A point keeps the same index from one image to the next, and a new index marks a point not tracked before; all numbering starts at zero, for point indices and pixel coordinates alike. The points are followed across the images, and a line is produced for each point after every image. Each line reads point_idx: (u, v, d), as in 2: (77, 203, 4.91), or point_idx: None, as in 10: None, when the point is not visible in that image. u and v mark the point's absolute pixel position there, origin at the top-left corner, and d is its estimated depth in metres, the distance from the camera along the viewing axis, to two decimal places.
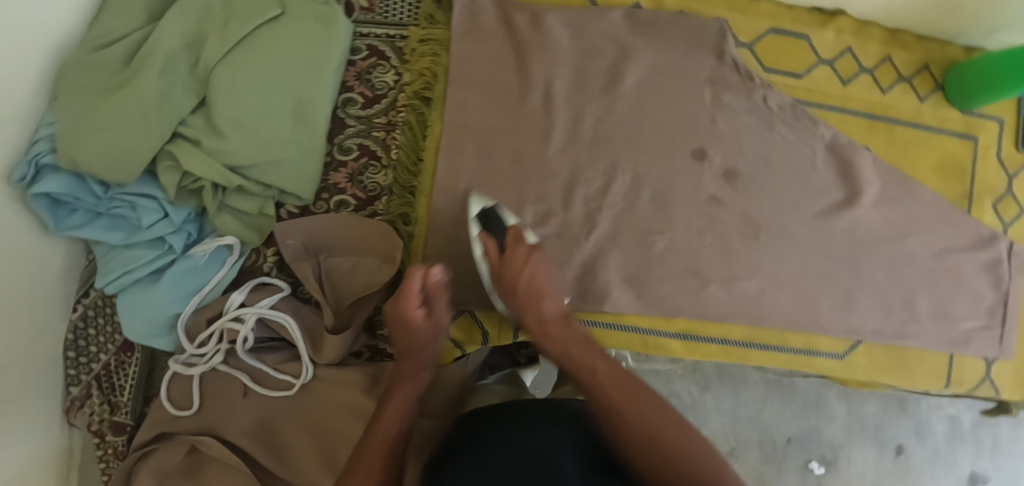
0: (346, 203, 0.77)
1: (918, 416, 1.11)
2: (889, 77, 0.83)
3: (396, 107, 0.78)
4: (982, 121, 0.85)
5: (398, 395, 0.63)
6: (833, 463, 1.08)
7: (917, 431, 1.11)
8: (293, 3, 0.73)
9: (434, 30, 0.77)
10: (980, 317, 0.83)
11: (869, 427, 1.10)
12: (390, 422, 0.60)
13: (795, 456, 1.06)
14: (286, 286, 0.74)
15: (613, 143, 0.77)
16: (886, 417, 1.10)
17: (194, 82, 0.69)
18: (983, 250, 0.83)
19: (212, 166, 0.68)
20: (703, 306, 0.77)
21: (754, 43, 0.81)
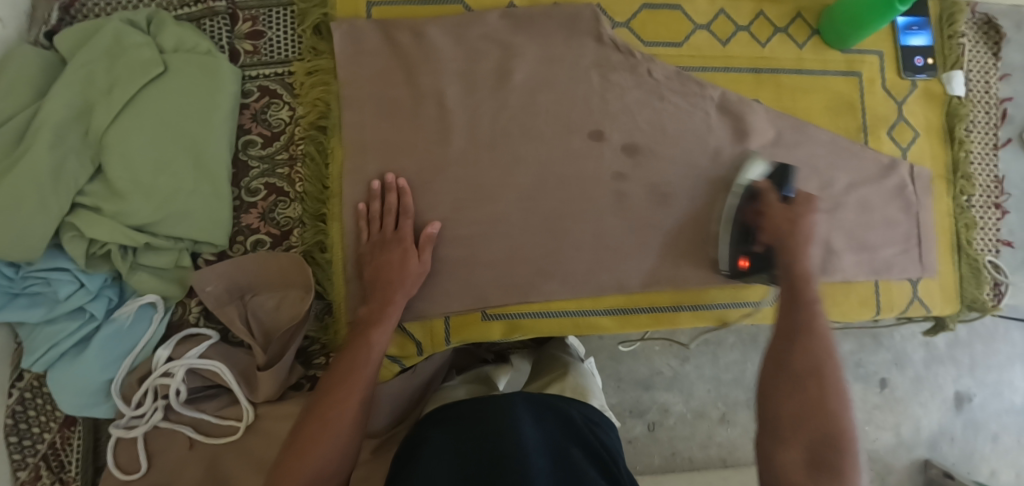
0: (263, 242, 0.78)
1: (894, 347, 1.23)
2: (766, 31, 0.87)
3: (295, 142, 0.79)
4: (863, 56, 0.88)
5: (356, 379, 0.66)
6: None
7: (896, 361, 1.23)
8: (174, 59, 0.75)
9: (320, 61, 0.79)
10: (898, 241, 0.86)
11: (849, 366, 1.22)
12: (349, 397, 0.64)
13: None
14: (214, 332, 0.75)
15: (511, 139, 0.80)
16: (864, 354, 1.22)
17: (86, 151, 0.71)
18: (888, 177, 0.86)
19: (116, 230, 0.70)
20: (625, 279, 0.80)
21: (630, 21, 0.84)
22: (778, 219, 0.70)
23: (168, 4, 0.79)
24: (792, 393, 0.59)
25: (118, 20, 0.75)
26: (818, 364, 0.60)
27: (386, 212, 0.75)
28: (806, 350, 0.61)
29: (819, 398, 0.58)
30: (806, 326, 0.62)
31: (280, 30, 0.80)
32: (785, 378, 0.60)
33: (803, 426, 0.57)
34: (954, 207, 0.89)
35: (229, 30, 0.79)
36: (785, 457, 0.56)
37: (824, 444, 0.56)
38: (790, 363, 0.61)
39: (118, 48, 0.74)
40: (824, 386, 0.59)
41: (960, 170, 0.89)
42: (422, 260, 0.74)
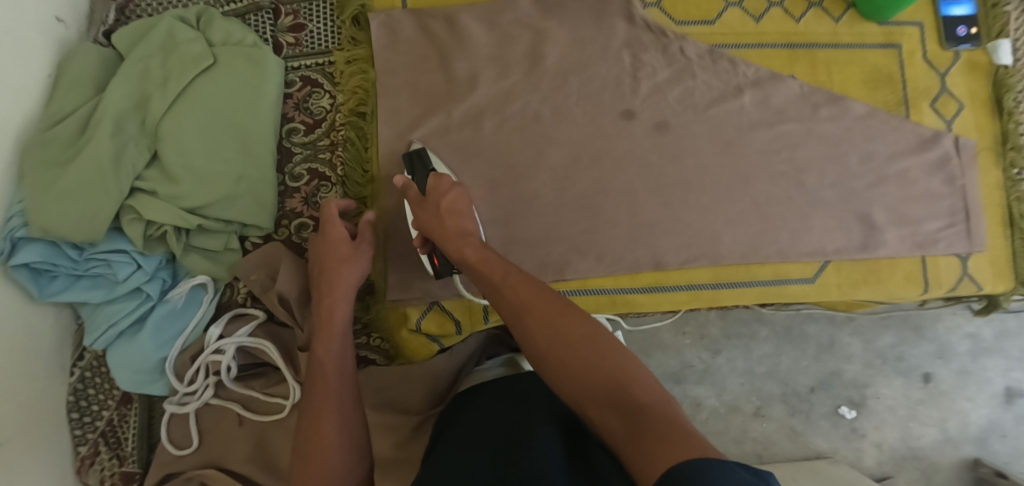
0: (306, 225, 0.80)
1: (939, 339, 1.18)
2: (800, 6, 0.86)
3: (336, 128, 0.81)
4: (902, 28, 0.87)
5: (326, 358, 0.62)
6: (861, 404, 1.16)
7: (940, 354, 1.18)
8: (223, 50, 0.78)
9: (359, 50, 0.81)
10: (942, 216, 0.85)
11: (889, 359, 1.18)
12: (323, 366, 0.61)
13: (823, 401, 1.16)
14: (261, 312, 0.77)
15: (544, 122, 0.81)
16: (904, 346, 1.18)
17: (145, 139, 0.74)
18: (928, 150, 0.85)
19: (172, 212, 0.72)
20: (662, 258, 0.80)
21: (662, 2, 0.84)
22: (428, 212, 0.68)
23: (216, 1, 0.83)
24: (565, 371, 0.53)
25: (170, 16, 0.79)
26: (565, 331, 0.55)
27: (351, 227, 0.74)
28: (543, 330, 0.56)
29: (586, 357, 0.53)
30: (528, 308, 0.58)
31: (320, 23, 0.83)
32: (552, 363, 0.54)
33: (596, 396, 0.51)
34: (1004, 181, 0.86)
35: (273, 23, 0.83)
36: (608, 428, 0.49)
37: (619, 399, 0.49)
38: (542, 351, 0.55)
39: (171, 42, 0.78)
40: (586, 349, 0.54)
41: (1011, 141, 0.86)
42: (359, 247, 0.71)
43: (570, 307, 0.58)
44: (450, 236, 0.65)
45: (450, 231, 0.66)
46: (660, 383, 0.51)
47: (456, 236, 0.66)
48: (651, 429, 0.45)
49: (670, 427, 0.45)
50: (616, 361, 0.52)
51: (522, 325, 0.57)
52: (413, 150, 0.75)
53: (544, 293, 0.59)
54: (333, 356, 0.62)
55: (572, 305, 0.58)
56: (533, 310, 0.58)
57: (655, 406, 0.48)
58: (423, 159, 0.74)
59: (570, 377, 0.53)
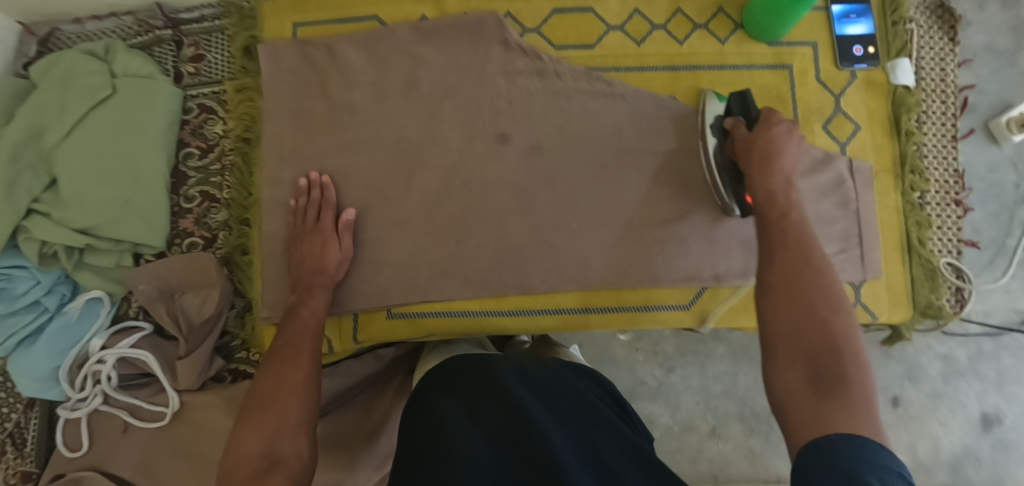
0: (197, 244, 0.86)
1: (907, 357, 0.99)
2: (683, 28, 0.85)
3: (226, 153, 0.86)
4: (793, 47, 0.85)
5: (293, 361, 0.67)
6: None
7: (909, 374, 0.99)
8: (122, 82, 0.84)
9: (248, 78, 0.85)
10: (835, 241, 0.81)
11: None
12: (289, 371, 0.66)
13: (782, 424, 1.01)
14: (148, 325, 0.82)
15: (419, 146, 0.83)
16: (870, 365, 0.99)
17: (45, 165, 0.80)
18: (820, 173, 0.81)
19: (62, 233, 0.78)
20: (529, 283, 0.81)
21: (540, 27, 0.85)
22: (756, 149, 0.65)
23: (125, 34, 0.90)
24: (783, 313, 0.52)
25: (79, 50, 0.85)
26: (814, 278, 0.53)
27: (310, 206, 0.80)
28: (789, 271, 0.54)
29: (805, 311, 0.52)
30: (775, 251, 0.57)
31: (217, 54, 0.88)
32: (783, 297, 0.53)
33: (796, 343, 0.50)
34: (903, 204, 0.82)
35: (174, 54, 0.88)
36: (786, 379, 0.49)
37: (816, 357, 0.49)
38: (771, 285, 0.54)
39: (76, 74, 0.84)
40: (809, 300, 0.52)
41: (909, 164, 0.82)
42: (343, 247, 0.79)
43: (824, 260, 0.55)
44: (775, 185, 0.62)
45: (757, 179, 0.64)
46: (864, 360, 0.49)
47: (765, 168, 0.63)
48: (840, 404, 0.45)
49: (860, 411, 0.44)
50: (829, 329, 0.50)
51: (776, 257, 0.56)
52: (744, 90, 0.73)
53: (806, 240, 0.57)
54: (303, 356, 0.68)
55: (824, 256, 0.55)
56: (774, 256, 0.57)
57: (856, 386, 0.46)
58: (746, 100, 0.71)
59: (778, 321, 0.52)
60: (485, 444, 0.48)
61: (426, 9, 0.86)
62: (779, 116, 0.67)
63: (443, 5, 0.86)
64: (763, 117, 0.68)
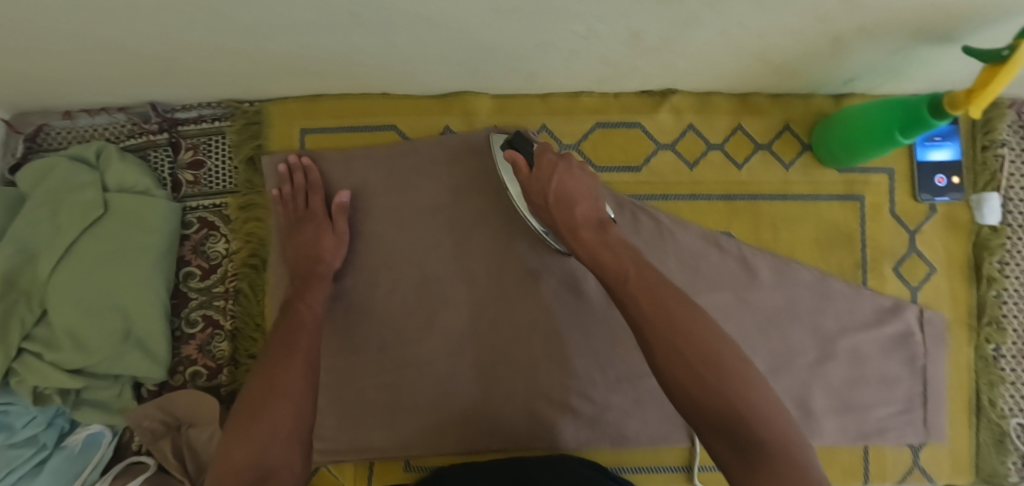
0: (201, 373, 0.79)
1: None
2: (743, 150, 0.75)
3: (230, 276, 0.78)
4: (865, 176, 0.75)
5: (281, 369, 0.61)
6: None
7: None
8: (115, 199, 0.76)
9: (252, 197, 0.77)
10: (896, 401, 0.74)
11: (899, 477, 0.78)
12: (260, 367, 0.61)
13: None
14: (153, 461, 0.77)
15: (441, 278, 0.75)
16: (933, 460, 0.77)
17: (36, 296, 0.73)
18: (885, 324, 0.74)
19: (55, 376, 0.72)
20: (558, 440, 0.74)
21: (580, 144, 0.76)
22: (537, 188, 0.64)
23: (119, 133, 0.81)
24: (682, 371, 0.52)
25: (68, 157, 0.77)
26: (672, 315, 0.54)
27: (303, 190, 0.76)
28: (672, 348, 0.53)
29: (689, 355, 0.53)
30: (651, 321, 0.54)
31: (218, 160, 0.79)
32: (678, 374, 0.52)
33: (709, 416, 0.51)
34: (975, 359, 0.75)
35: (172, 159, 0.80)
36: (715, 448, 0.51)
37: (733, 437, 0.50)
38: (661, 366, 0.53)
39: (63, 188, 0.76)
40: (688, 355, 0.53)
41: (986, 314, 0.74)
42: (336, 230, 0.74)
43: (686, 309, 0.55)
44: (579, 226, 0.61)
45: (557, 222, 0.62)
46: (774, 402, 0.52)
47: (555, 205, 0.63)
48: (767, 472, 0.47)
49: (784, 471, 0.46)
50: (721, 365, 0.52)
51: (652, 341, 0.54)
52: (514, 135, 0.69)
53: (669, 301, 0.56)
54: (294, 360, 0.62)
55: (668, 283, 0.57)
56: (650, 323, 0.54)
57: (771, 445, 0.48)
58: (524, 143, 0.68)
59: (673, 376, 0.53)
60: None
61: (452, 121, 0.76)
62: (550, 154, 0.64)
63: (472, 117, 0.76)
64: (539, 159, 0.64)
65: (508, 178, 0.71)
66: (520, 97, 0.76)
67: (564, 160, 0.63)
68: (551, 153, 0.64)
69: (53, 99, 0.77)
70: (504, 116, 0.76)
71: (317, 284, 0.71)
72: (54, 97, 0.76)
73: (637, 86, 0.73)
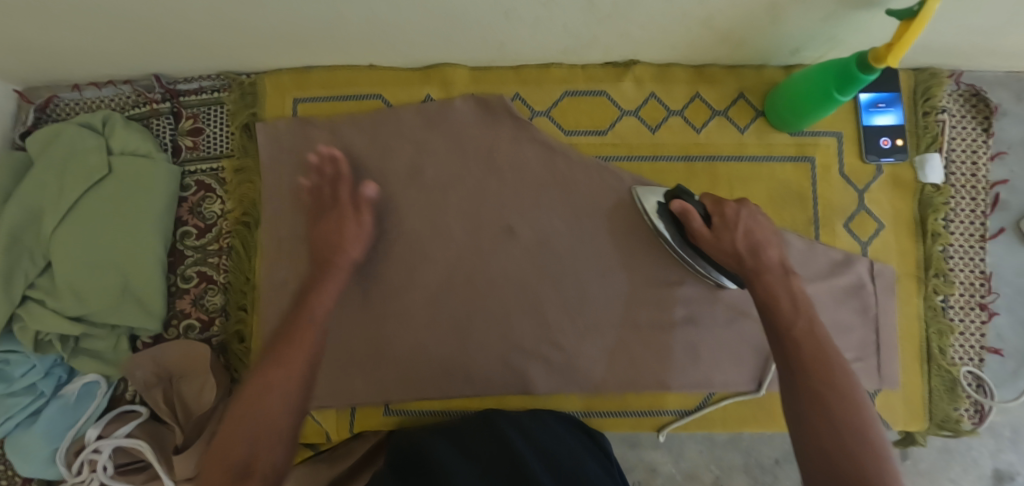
0: (194, 326, 0.83)
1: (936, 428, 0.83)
2: (702, 115, 0.81)
3: (224, 234, 0.84)
4: (815, 140, 0.81)
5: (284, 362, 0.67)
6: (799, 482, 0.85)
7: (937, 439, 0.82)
8: (118, 161, 0.81)
9: (247, 160, 0.83)
10: (850, 349, 0.78)
11: None
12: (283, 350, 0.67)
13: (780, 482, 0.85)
14: (145, 410, 0.81)
15: (421, 234, 0.80)
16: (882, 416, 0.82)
17: (40, 249, 0.79)
18: (837, 276, 0.78)
19: (56, 322, 0.76)
20: (531, 385, 0.79)
21: (551, 110, 0.82)
22: (725, 251, 0.69)
23: (123, 104, 0.87)
24: (804, 369, 0.56)
25: (76, 124, 0.84)
26: (801, 326, 0.60)
27: (327, 179, 0.79)
28: (815, 395, 0.55)
29: (807, 359, 0.57)
30: (804, 361, 0.57)
31: (216, 128, 0.85)
32: (816, 416, 0.53)
33: (829, 458, 0.51)
34: (925, 310, 0.79)
35: (173, 127, 0.86)
36: (812, 443, 0.52)
37: (842, 474, 0.50)
38: (796, 402, 0.55)
39: (71, 151, 0.82)
40: (806, 358, 0.57)
41: (933, 267, 0.79)
42: (360, 221, 0.77)
43: (840, 363, 0.57)
44: (769, 274, 0.66)
45: (747, 267, 0.67)
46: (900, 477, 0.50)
47: (748, 254, 0.68)
48: (868, 468, 0.49)
49: (883, 468, 0.49)
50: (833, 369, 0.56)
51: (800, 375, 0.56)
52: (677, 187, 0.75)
53: (823, 347, 0.58)
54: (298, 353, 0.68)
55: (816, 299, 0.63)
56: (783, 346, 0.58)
57: (870, 445, 0.51)
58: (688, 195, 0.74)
59: (826, 366, 0.56)
60: (470, 472, 0.57)
61: (432, 90, 0.83)
62: (727, 202, 0.71)
63: (451, 86, 0.82)
64: (721, 215, 0.71)
65: (661, 226, 0.76)
66: (495, 68, 0.82)
67: (746, 207, 0.71)
68: (730, 201, 0.72)
69: (64, 71, 0.84)
70: (481, 85, 0.82)
71: (336, 270, 0.75)
72: (65, 69, 0.83)
73: (601, 57, 0.79)
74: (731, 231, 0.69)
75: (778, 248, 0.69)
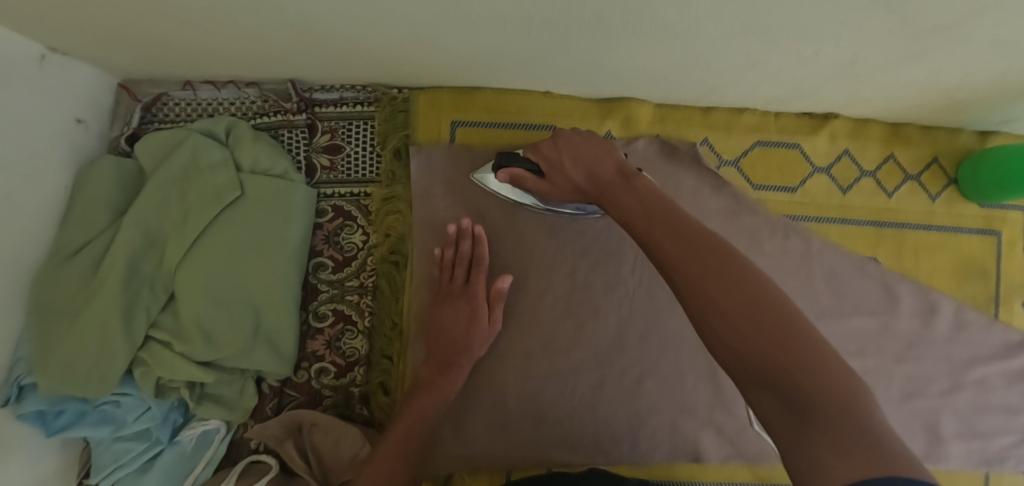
0: (326, 370, 0.75)
1: None
2: (895, 178, 0.76)
3: (367, 270, 0.75)
4: (1006, 213, 0.77)
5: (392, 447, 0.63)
6: None
7: None
8: (250, 180, 0.71)
9: (398, 186, 0.74)
10: (1019, 431, 0.76)
11: None
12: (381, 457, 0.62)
13: None
14: (275, 462, 0.72)
15: (589, 284, 0.73)
16: None
17: (162, 279, 0.68)
18: (1014, 357, 0.76)
19: (183, 369, 0.66)
20: (700, 457, 0.73)
21: (739, 160, 0.75)
22: (563, 190, 0.63)
23: (246, 110, 0.76)
24: (710, 307, 0.45)
25: (196, 133, 0.72)
26: (670, 255, 0.48)
27: (458, 261, 0.71)
28: (701, 295, 0.45)
29: (710, 279, 0.45)
30: (677, 264, 0.47)
31: (358, 147, 0.76)
32: (709, 324, 0.45)
33: (750, 363, 0.42)
34: None
35: (307, 142, 0.76)
36: (763, 410, 0.42)
37: (782, 384, 0.41)
38: (696, 314, 0.45)
39: (195, 166, 0.71)
40: (709, 280, 0.45)
41: None
42: (492, 321, 0.70)
43: (751, 272, 0.46)
44: (613, 189, 0.57)
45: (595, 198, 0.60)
46: (823, 347, 0.42)
47: (587, 180, 0.60)
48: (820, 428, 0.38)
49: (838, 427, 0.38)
50: (730, 281, 0.45)
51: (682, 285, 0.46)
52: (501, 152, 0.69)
53: (700, 245, 0.48)
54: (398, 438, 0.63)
55: (677, 209, 0.52)
56: (685, 277, 0.47)
57: (831, 394, 0.39)
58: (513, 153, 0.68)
59: (708, 309, 0.45)
60: None
61: (613, 125, 0.74)
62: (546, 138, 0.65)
63: (634, 124, 0.74)
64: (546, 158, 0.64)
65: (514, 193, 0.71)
66: (683, 107, 0.74)
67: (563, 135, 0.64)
68: (540, 144, 0.65)
69: (184, 68, 0.71)
70: (667, 126, 0.74)
71: (443, 378, 0.68)
72: (187, 66, 0.71)
73: (803, 108, 0.73)
74: (561, 170, 0.63)
75: (619, 156, 0.61)
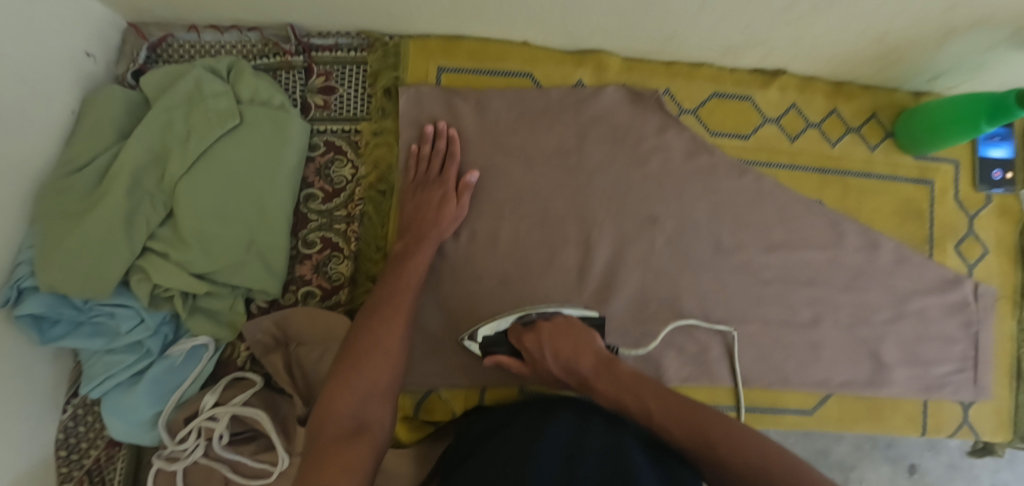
0: (312, 293, 0.80)
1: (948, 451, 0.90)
2: (837, 129, 0.85)
3: (354, 200, 0.81)
4: (937, 165, 0.86)
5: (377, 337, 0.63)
6: None
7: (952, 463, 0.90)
8: (250, 110, 0.76)
9: (387, 123, 0.81)
10: (954, 360, 0.83)
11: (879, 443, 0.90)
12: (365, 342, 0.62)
13: None
14: (260, 378, 0.76)
15: (563, 217, 0.79)
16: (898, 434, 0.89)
17: (162, 195, 0.73)
18: (949, 292, 0.83)
19: (180, 278, 0.71)
20: (664, 377, 0.79)
21: (697, 109, 0.83)
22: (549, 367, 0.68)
23: (247, 52, 0.82)
24: (689, 437, 0.58)
25: (200, 66, 0.77)
26: (647, 406, 0.60)
27: (433, 156, 0.78)
28: (685, 440, 0.57)
29: (682, 415, 0.59)
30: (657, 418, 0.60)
31: (351, 88, 0.82)
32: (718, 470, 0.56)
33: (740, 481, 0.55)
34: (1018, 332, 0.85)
35: (303, 83, 0.82)
36: None
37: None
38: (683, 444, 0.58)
39: (198, 95, 0.76)
40: (685, 418, 0.58)
41: None
42: (460, 205, 0.76)
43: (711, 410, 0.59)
44: (581, 361, 0.65)
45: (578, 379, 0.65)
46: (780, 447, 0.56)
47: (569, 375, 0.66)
48: None
49: None
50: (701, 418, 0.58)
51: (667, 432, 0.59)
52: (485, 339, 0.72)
53: (667, 394, 0.61)
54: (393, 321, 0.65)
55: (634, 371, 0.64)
56: (668, 429, 0.59)
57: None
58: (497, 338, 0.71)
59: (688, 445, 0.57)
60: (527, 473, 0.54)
61: (584, 74, 0.82)
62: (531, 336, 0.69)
63: (603, 73, 0.82)
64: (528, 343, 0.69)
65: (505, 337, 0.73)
66: (648, 61, 0.83)
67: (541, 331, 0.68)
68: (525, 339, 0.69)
69: (191, 10, 0.77)
70: (633, 75, 0.82)
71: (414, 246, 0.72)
72: (194, 8, 0.77)
73: (755, 61, 0.81)
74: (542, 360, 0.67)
75: (596, 345, 0.67)
